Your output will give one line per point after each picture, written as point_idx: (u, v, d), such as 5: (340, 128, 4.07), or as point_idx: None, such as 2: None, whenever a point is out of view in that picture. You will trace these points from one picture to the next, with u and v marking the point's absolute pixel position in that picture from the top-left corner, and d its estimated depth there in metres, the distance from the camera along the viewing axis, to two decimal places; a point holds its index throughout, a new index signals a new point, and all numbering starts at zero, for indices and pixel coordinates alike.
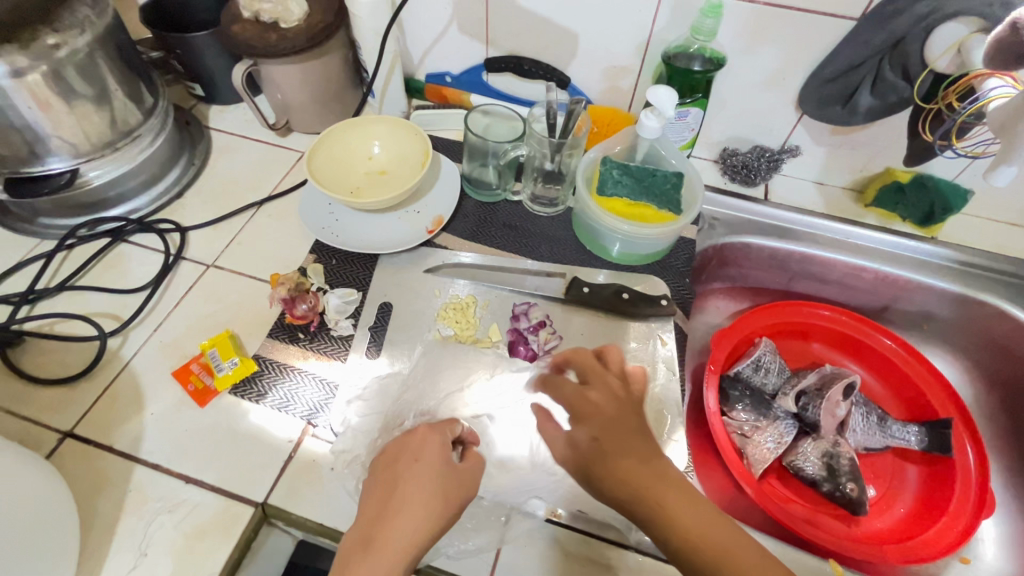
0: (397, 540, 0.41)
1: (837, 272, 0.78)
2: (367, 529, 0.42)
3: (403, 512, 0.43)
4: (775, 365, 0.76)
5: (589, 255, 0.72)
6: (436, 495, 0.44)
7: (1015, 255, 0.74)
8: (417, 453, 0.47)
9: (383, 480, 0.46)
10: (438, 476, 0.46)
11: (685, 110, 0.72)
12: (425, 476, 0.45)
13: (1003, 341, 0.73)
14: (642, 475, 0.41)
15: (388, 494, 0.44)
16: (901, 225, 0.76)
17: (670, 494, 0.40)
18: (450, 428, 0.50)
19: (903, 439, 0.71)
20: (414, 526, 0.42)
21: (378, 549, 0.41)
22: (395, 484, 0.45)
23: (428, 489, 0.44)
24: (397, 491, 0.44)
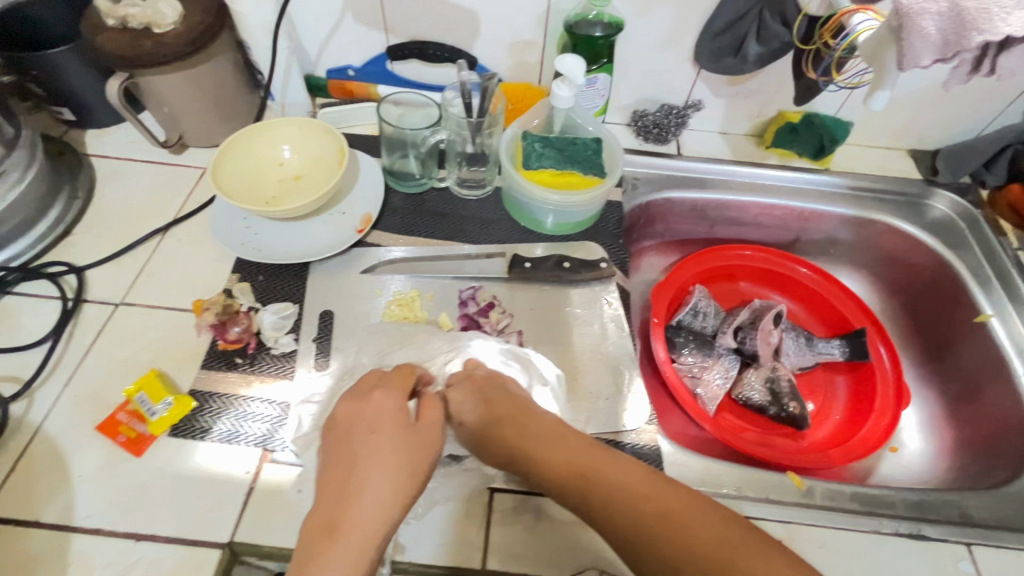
0: (365, 520, 0.42)
1: (752, 213, 0.84)
2: (330, 512, 0.42)
3: (369, 488, 0.44)
4: (711, 307, 0.82)
5: (524, 231, 0.73)
6: (406, 460, 0.46)
7: (895, 175, 0.83)
8: (374, 424, 0.48)
9: (341, 462, 0.46)
10: (404, 443, 0.47)
11: (594, 77, 0.72)
12: (389, 444, 0.47)
13: (896, 252, 0.82)
14: (568, 455, 0.48)
15: (349, 473, 0.45)
16: (799, 161, 0.83)
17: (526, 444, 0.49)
18: (406, 382, 0.52)
19: (829, 353, 0.79)
20: (382, 502, 0.44)
21: (345, 533, 0.41)
22: (355, 464, 0.45)
23: (395, 458, 0.46)
24: (357, 474, 0.45)
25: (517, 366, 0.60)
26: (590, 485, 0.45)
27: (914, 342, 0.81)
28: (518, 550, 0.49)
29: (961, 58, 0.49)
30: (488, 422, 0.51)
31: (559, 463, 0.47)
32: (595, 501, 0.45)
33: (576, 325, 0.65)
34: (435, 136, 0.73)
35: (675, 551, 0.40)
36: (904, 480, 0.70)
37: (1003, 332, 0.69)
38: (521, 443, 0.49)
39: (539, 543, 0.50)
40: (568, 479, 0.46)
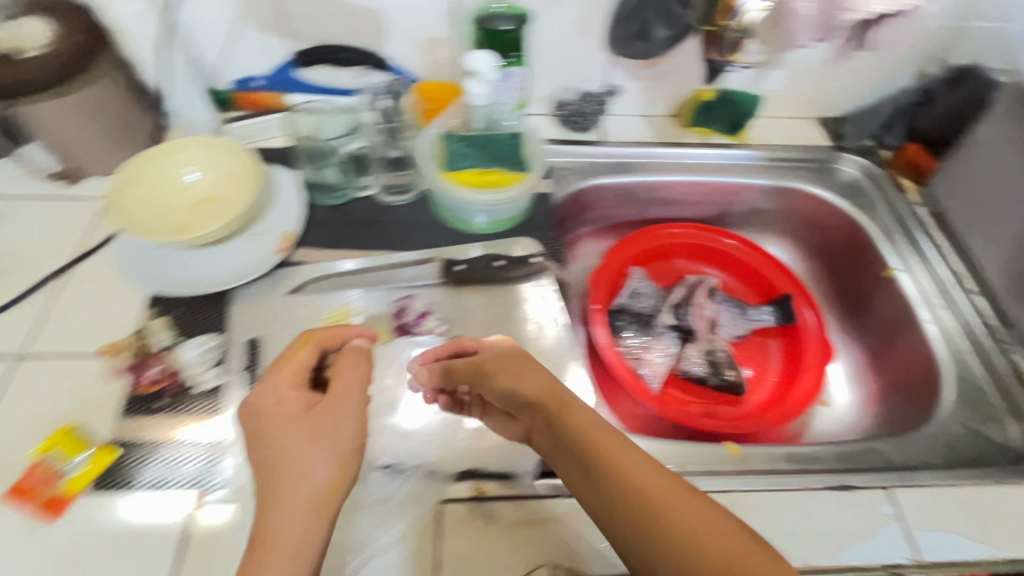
0: (298, 511, 0.40)
1: (678, 192, 0.87)
2: (261, 515, 0.40)
3: (300, 474, 0.41)
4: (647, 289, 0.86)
5: (456, 232, 0.72)
6: (327, 436, 0.43)
7: (808, 143, 0.86)
8: (264, 416, 0.45)
9: (257, 457, 0.43)
10: (308, 420, 0.44)
11: (509, 73, 0.69)
12: (294, 424, 0.44)
13: (813, 216, 0.86)
14: (595, 431, 0.44)
15: (263, 468, 0.42)
16: (718, 137, 0.86)
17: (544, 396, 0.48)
18: (298, 359, 0.49)
19: (761, 320, 0.83)
20: (320, 484, 0.41)
21: (279, 536, 0.38)
22: (266, 456, 0.42)
23: (308, 442, 0.43)
24: (275, 466, 0.42)
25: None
26: (596, 457, 0.42)
27: (834, 300, 0.84)
28: (472, 557, 0.49)
29: (833, 38, 0.59)
30: (508, 391, 0.50)
31: (580, 429, 0.44)
32: (596, 473, 0.41)
33: (515, 324, 0.65)
34: (350, 145, 0.73)
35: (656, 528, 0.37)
36: (836, 432, 0.75)
37: (907, 283, 0.74)
38: (555, 397, 0.48)
39: (495, 545, 0.49)
40: (582, 446, 0.43)
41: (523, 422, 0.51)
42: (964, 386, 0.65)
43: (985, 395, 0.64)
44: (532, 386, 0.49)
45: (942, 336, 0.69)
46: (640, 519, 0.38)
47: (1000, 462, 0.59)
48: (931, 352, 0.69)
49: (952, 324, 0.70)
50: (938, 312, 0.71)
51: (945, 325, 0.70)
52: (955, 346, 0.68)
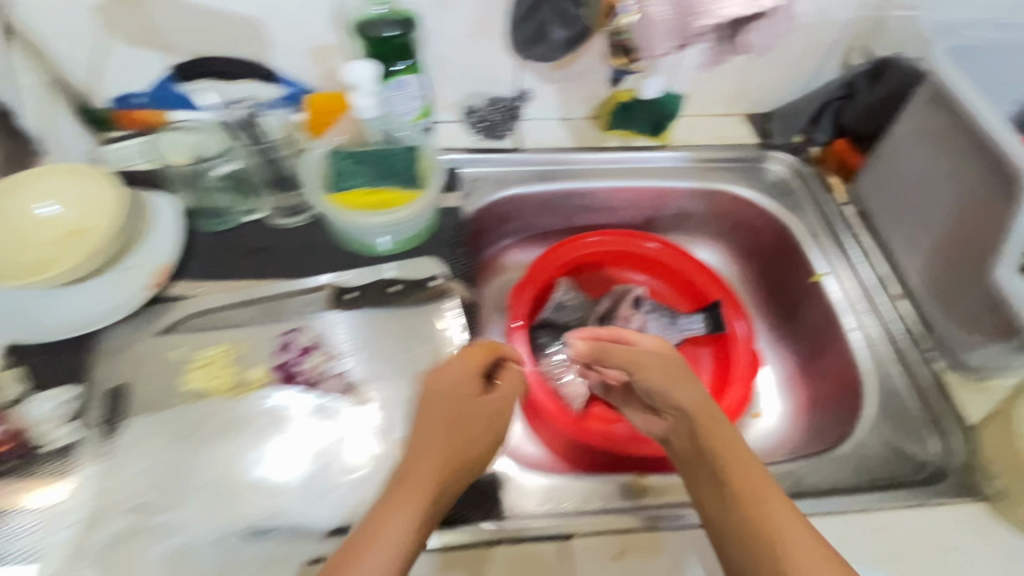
0: (419, 489, 0.40)
1: (601, 199, 0.83)
2: (413, 473, 0.41)
3: (424, 464, 0.42)
4: (574, 301, 0.82)
5: (354, 255, 0.67)
6: (449, 433, 0.44)
7: (735, 141, 0.82)
8: (444, 385, 0.48)
9: (445, 420, 0.45)
10: (474, 403, 0.47)
11: (401, 79, 0.65)
12: (446, 408, 0.46)
13: (740, 217, 0.82)
14: (730, 441, 0.48)
15: (440, 426, 0.44)
16: (640, 139, 0.81)
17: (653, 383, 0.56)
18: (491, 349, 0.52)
19: (692, 328, 0.80)
20: (409, 516, 0.38)
21: (399, 511, 0.38)
22: (451, 420, 0.45)
23: (431, 439, 0.44)
24: (453, 435, 0.44)
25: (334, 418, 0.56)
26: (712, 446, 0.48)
27: (767, 306, 0.81)
28: None
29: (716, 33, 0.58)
30: (656, 387, 0.55)
31: (712, 434, 0.49)
32: (714, 467, 0.47)
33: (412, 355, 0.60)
34: (226, 166, 0.67)
35: (748, 526, 0.42)
36: (767, 446, 0.71)
37: (834, 290, 0.70)
38: (710, 411, 0.51)
39: None
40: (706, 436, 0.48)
41: (665, 420, 0.56)
42: (886, 399, 0.62)
43: (907, 407, 0.61)
44: (689, 397, 0.53)
45: (867, 345, 0.66)
46: (738, 501, 0.43)
47: (915, 481, 0.56)
48: (854, 364, 0.66)
49: (877, 331, 0.66)
50: (864, 319, 0.67)
51: (870, 332, 0.66)
52: (879, 355, 0.65)
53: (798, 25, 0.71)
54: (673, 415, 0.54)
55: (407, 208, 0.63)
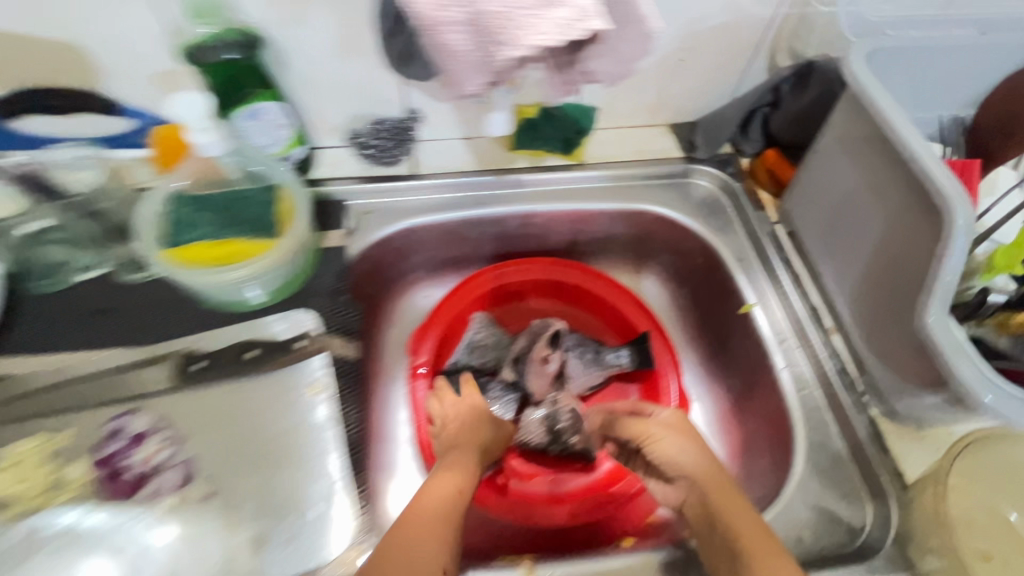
0: None
1: (513, 227, 0.74)
2: None
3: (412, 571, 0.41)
4: (489, 339, 0.74)
5: (211, 314, 0.57)
6: (437, 538, 0.45)
7: (655, 157, 0.74)
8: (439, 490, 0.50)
9: (423, 526, 0.45)
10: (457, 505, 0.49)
11: (256, 107, 0.57)
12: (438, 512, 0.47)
13: (667, 239, 0.74)
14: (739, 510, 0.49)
15: (431, 533, 0.45)
16: (550, 157, 0.73)
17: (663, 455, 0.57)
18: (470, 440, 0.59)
19: (617, 364, 0.72)
20: None
21: None
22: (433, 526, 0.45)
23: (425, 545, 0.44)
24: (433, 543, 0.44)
25: (153, 528, 0.49)
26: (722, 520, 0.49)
27: (698, 336, 0.73)
28: None
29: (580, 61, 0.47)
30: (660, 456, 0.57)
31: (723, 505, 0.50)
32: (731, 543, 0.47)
33: (263, 435, 0.52)
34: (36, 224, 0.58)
35: None
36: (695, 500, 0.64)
37: (763, 320, 0.63)
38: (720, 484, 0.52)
39: None
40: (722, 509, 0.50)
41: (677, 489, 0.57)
42: (817, 452, 0.55)
43: (839, 462, 0.54)
44: (694, 461, 0.54)
45: (797, 389, 0.59)
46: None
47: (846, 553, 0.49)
48: (785, 408, 0.58)
49: (809, 371, 0.59)
50: (794, 355, 0.61)
51: (799, 372, 0.59)
52: (810, 401, 0.58)
53: (716, 26, 0.62)
54: (685, 485, 0.55)
55: (268, 256, 0.55)
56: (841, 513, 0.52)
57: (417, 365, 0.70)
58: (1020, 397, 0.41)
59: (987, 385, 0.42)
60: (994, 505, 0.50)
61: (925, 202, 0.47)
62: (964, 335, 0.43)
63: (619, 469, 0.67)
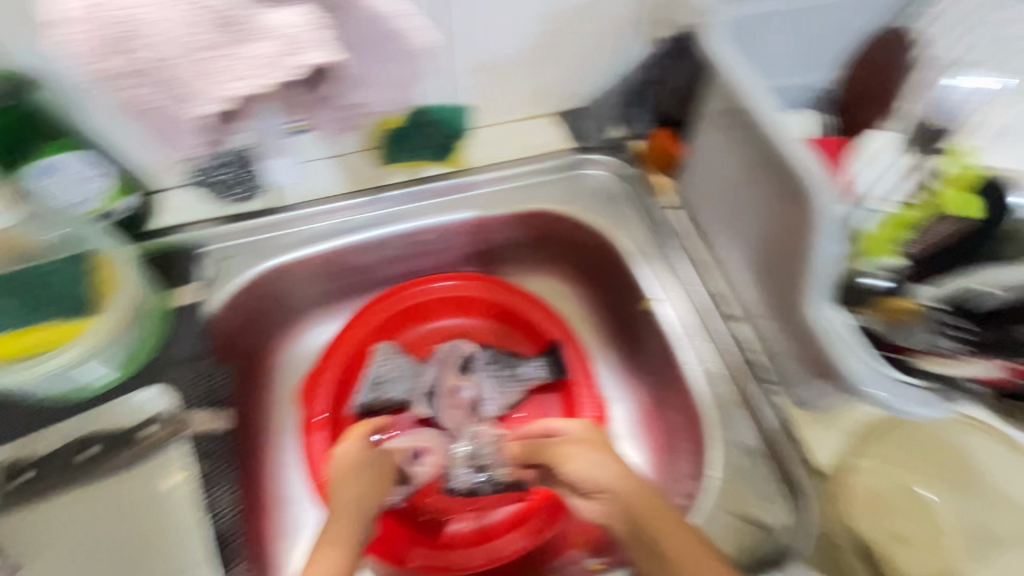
0: None
1: (401, 246, 0.66)
2: None
3: None
4: (395, 373, 0.64)
5: (38, 410, 0.50)
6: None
7: (542, 152, 0.67)
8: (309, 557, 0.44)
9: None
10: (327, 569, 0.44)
11: (47, 164, 0.48)
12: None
13: (570, 237, 0.66)
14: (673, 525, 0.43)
15: None
16: (429, 168, 0.66)
17: (574, 469, 0.48)
18: (350, 484, 0.51)
19: (534, 375, 0.64)
20: None
21: None
22: None
23: None
24: None
25: None
26: (649, 540, 0.43)
27: (612, 338, 0.67)
28: None
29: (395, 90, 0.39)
30: (567, 470, 0.49)
31: (654, 523, 0.43)
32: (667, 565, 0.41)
33: (110, 544, 0.48)
34: None
35: None
36: None
37: (671, 315, 0.59)
38: (648, 496, 0.45)
39: None
40: (647, 526, 0.43)
41: (590, 509, 0.48)
42: (731, 452, 0.52)
43: (757, 458, 0.51)
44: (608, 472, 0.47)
45: (710, 385, 0.55)
46: None
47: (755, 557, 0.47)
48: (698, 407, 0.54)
49: (720, 367, 0.55)
50: (705, 350, 0.57)
51: (712, 369, 0.56)
52: (720, 397, 0.54)
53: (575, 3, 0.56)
54: (603, 500, 0.46)
55: (109, 326, 0.49)
56: (758, 513, 0.49)
57: (310, 415, 0.61)
58: (895, 379, 0.40)
59: (870, 374, 0.40)
60: (907, 483, 0.48)
61: (789, 193, 0.42)
62: (844, 321, 0.42)
63: (547, 491, 0.59)
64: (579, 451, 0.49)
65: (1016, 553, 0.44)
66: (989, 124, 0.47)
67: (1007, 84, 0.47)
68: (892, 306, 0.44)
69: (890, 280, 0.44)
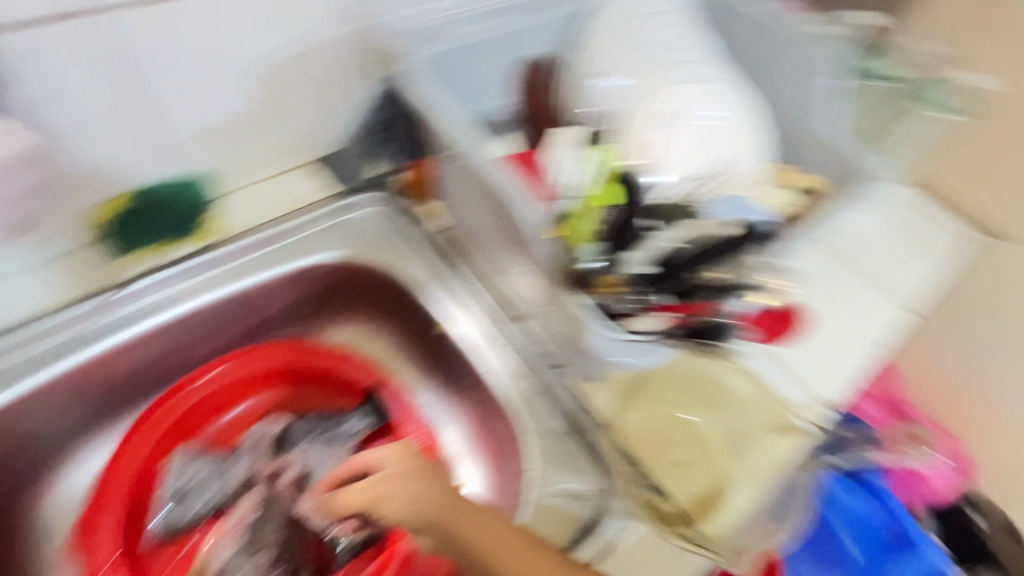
0: None
1: (164, 344, 0.58)
2: None
3: None
4: (198, 477, 0.57)
5: None
6: None
7: (303, 204, 0.65)
8: None
9: None
10: None
11: None
12: None
13: (354, 284, 0.66)
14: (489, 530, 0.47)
15: None
16: (176, 246, 0.60)
17: (393, 509, 0.48)
18: None
19: (355, 430, 0.60)
20: None
21: None
22: None
23: None
24: None
25: None
26: (469, 549, 0.46)
27: (427, 364, 0.66)
28: None
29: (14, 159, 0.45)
30: (388, 512, 0.48)
31: (472, 535, 0.46)
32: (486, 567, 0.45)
33: None
34: None
35: None
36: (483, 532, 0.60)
37: (461, 329, 0.62)
38: (462, 511, 0.48)
39: None
40: (466, 539, 0.46)
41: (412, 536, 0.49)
42: (546, 442, 0.55)
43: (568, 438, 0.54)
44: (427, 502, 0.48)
45: (509, 386, 0.58)
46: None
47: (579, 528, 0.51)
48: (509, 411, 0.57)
49: (514, 365, 0.59)
50: (498, 355, 0.60)
51: (507, 371, 0.59)
52: (525, 394, 0.57)
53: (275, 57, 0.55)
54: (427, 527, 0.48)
55: None
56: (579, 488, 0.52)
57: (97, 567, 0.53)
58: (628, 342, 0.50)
59: (614, 347, 0.50)
60: (672, 413, 0.54)
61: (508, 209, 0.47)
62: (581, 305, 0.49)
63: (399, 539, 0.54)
64: (395, 489, 0.48)
65: (762, 444, 0.52)
66: (637, 121, 0.60)
67: (628, 84, 0.61)
68: (606, 282, 0.51)
69: (599, 264, 0.51)
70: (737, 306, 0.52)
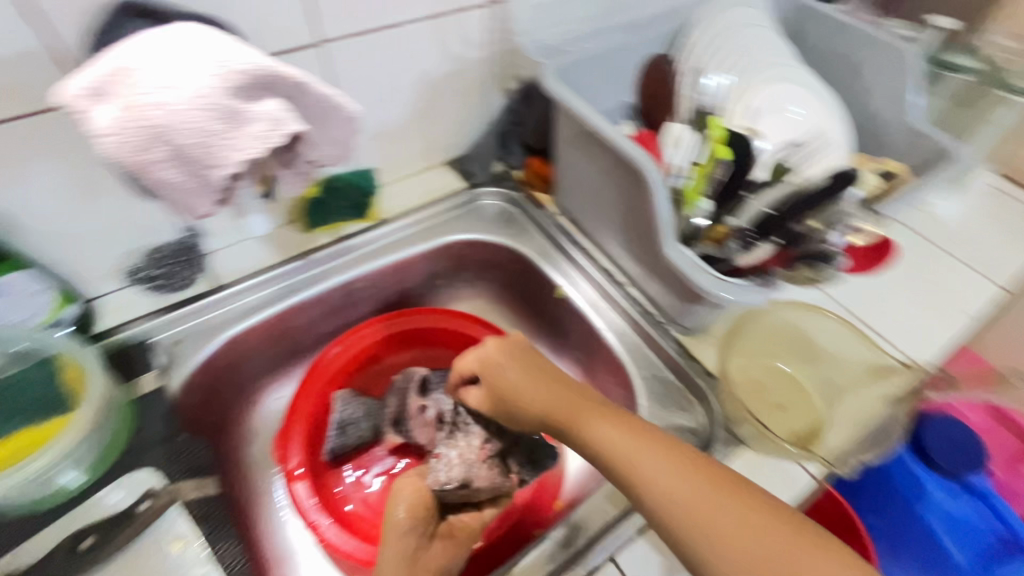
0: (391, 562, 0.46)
1: (338, 301, 0.72)
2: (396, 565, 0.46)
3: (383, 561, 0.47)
4: (360, 412, 0.69)
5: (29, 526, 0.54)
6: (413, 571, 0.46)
7: (439, 195, 0.78)
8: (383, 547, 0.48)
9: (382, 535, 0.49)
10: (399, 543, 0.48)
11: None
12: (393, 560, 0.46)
13: (486, 260, 0.79)
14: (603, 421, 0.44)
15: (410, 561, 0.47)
16: (350, 226, 0.74)
17: (515, 395, 0.51)
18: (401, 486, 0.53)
19: None
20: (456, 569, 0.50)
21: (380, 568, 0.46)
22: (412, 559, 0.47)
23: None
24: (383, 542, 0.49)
25: None
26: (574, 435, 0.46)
27: (535, 332, 0.79)
28: None
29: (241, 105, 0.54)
30: (515, 396, 0.51)
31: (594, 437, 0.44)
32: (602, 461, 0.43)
33: None
34: None
35: (653, 495, 0.39)
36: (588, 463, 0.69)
37: (576, 295, 0.71)
38: (562, 411, 0.47)
39: None
40: (557, 419, 0.47)
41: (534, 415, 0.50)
42: (652, 382, 0.64)
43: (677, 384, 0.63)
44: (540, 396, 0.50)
45: (620, 344, 0.67)
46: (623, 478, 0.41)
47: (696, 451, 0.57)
48: (619, 359, 0.67)
49: (624, 326, 0.68)
50: (608, 314, 0.69)
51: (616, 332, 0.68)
52: (631, 342, 0.67)
53: (445, 73, 0.69)
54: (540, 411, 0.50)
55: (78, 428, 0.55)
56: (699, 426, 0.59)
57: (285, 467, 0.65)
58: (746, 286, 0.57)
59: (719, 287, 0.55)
60: (773, 362, 0.64)
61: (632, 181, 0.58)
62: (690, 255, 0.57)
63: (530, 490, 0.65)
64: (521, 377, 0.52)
65: (860, 392, 0.61)
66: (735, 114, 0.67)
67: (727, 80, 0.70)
68: (715, 234, 0.60)
69: (708, 218, 0.59)
70: (835, 239, 0.62)
